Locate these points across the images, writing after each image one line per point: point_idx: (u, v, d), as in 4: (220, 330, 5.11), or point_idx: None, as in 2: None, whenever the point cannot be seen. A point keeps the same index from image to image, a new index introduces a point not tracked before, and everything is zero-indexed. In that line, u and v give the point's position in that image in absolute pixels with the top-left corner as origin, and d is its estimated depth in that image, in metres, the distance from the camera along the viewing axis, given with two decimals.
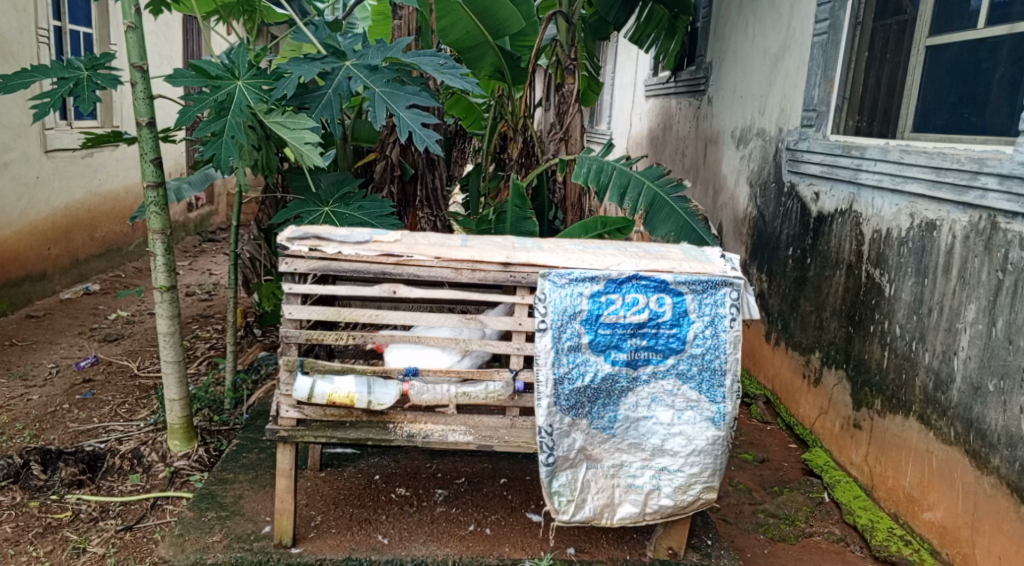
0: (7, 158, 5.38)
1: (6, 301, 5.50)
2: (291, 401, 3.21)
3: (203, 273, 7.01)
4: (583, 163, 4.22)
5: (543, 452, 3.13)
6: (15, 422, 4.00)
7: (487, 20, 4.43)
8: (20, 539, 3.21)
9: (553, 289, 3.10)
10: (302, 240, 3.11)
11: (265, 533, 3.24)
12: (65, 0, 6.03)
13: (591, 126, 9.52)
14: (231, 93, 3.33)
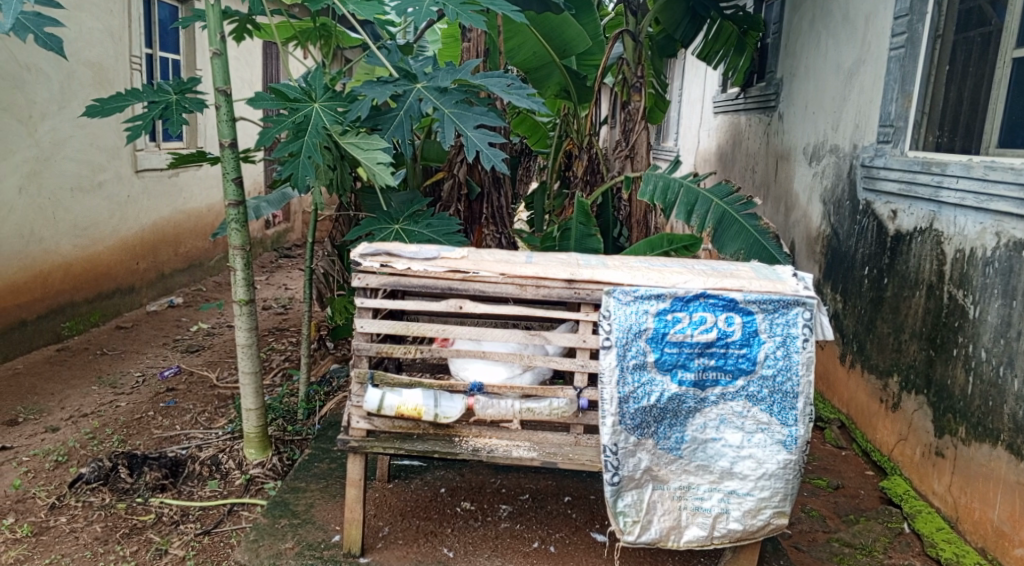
0: (102, 178, 5.72)
1: (99, 313, 5.81)
2: (362, 412, 3.29)
3: (280, 289, 7.24)
4: (649, 180, 4.23)
5: (608, 471, 3.13)
6: (103, 427, 4.23)
7: (555, 39, 4.53)
8: (108, 538, 3.39)
9: (618, 306, 3.11)
10: (373, 257, 3.21)
11: (335, 541, 3.34)
12: (156, 29, 6.38)
13: (659, 144, 9.46)
14: (308, 115, 3.47)
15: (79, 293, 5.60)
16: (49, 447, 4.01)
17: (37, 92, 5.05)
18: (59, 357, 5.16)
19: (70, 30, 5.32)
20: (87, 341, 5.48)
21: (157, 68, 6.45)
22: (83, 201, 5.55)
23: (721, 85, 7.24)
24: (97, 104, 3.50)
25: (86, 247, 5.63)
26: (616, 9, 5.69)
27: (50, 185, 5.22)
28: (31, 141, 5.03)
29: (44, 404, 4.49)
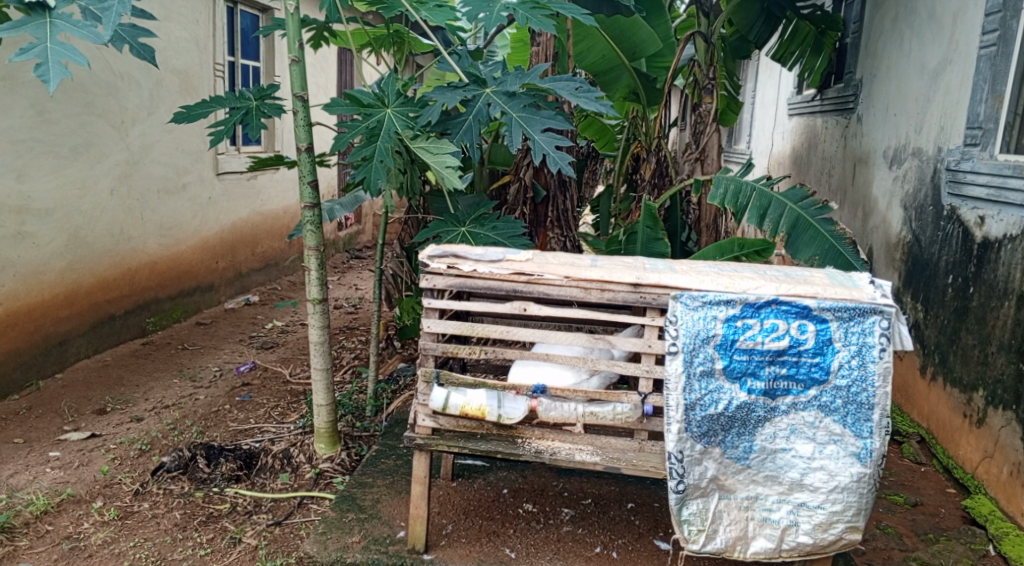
0: (186, 180, 6.00)
1: (181, 309, 6.08)
2: (427, 411, 3.36)
3: (351, 288, 7.42)
4: (719, 183, 4.16)
5: (673, 479, 3.09)
6: (184, 419, 4.43)
7: (625, 43, 4.49)
8: (186, 525, 3.55)
9: (685, 312, 3.07)
10: (441, 259, 3.26)
11: (400, 537, 3.41)
12: (238, 37, 6.64)
13: (730, 146, 9.28)
14: (381, 120, 3.57)
15: (163, 290, 5.87)
16: (134, 435, 4.22)
17: (128, 98, 5.33)
18: (144, 350, 5.42)
19: (160, 40, 5.59)
20: (170, 336, 5.73)
21: (239, 75, 6.71)
22: (169, 202, 5.84)
23: (797, 86, 7.07)
24: (183, 111, 3.67)
25: (171, 246, 5.90)
26: (687, 11, 5.61)
27: (139, 186, 5.50)
28: (123, 144, 5.32)
29: (130, 395, 4.74)
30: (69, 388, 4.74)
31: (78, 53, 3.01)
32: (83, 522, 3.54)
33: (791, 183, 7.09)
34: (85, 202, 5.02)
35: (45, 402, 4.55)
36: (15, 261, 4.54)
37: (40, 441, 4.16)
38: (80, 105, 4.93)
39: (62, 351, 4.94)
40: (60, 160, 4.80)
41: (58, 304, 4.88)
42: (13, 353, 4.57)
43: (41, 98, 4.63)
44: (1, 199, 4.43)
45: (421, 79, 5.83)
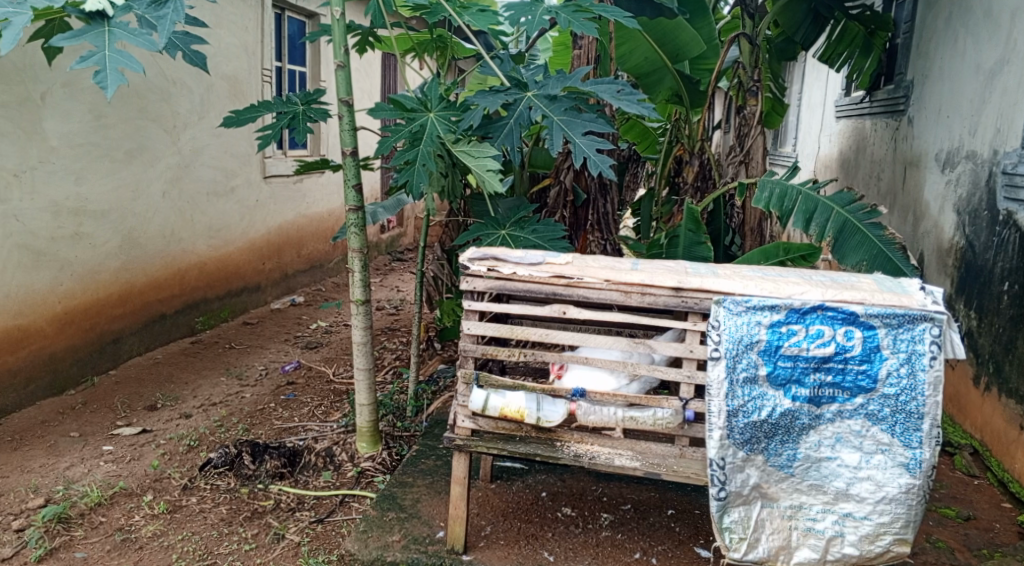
0: (235, 184, 6.16)
1: (228, 309, 6.24)
2: (467, 412, 3.37)
3: (392, 290, 7.52)
4: (765, 186, 4.12)
5: (714, 486, 3.05)
6: (230, 416, 4.54)
7: (668, 44, 4.51)
8: (232, 520, 3.64)
9: (728, 316, 3.04)
10: (481, 261, 3.29)
11: (439, 537, 3.43)
12: (285, 44, 6.81)
13: (776, 149, 9.15)
14: (424, 125, 3.61)
15: (212, 291, 6.03)
16: (183, 432, 4.34)
17: (181, 103, 5.50)
18: (193, 349, 5.57)
19: (211, 47, 5.76)
20: (219, 335, 5.88)
21: (285, 80, 6.88)
22: (218, 205, 5.99)
23: (845, 89, 6.94)
24: (233, 116, 3.78)
25: (219, 248, 6.06)
26: (731, 12, 5.55)
27: (190, 190, 5.67)
28: (174, 149, 5.48)
29: (179, 392, 4.87)
30: (122, 384, 4.90)
31: (134, 59, 3.12)
32: (134, 515, 3.65)
33: (837, 188, 6.97)
34: (138, 204, 5.19)
35: (99, 397, 4.71)
36: (72, 261, 4.72)
37: (94, 435, 4.30)
38: (135, 111, 5.11)
39: (116, 348, 5.11)
40: (115, 164, 4.98)
41: (112, 303, 5.05)
42: (70, 350, 4.75)
43: (98, 104, 4.81)
44: (60, 201, 4.61)
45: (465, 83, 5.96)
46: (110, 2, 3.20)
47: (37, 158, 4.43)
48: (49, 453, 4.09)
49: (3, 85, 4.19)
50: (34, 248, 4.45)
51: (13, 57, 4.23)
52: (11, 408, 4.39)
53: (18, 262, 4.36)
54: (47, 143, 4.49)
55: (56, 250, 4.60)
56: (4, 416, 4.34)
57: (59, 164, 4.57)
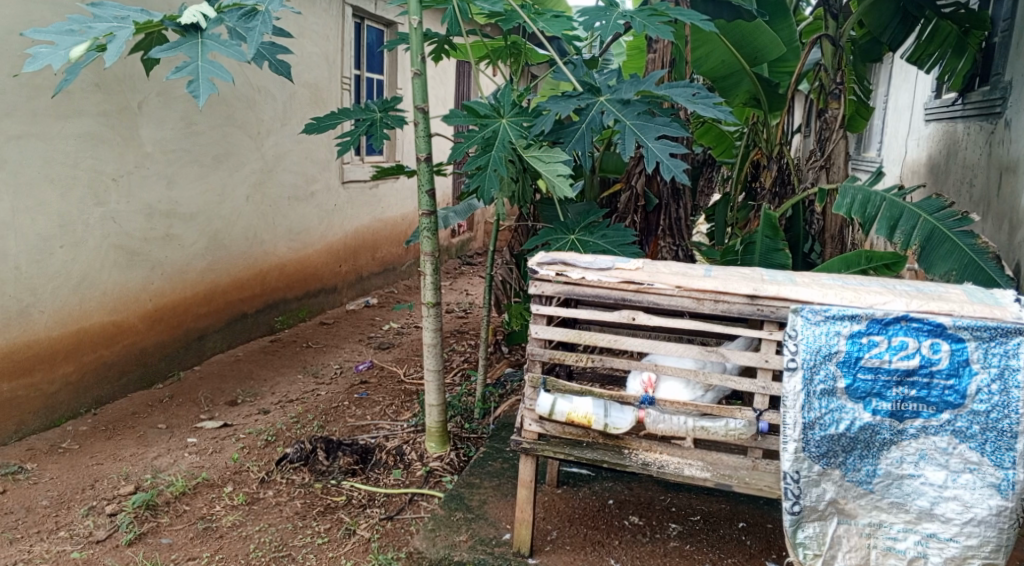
0: (313, 189, 6.39)
1: (306, 309, 6.45)
2: (534, 415, 3.36)
3: (461, 293, 7.62)
4: (846, 193, 3.99)
5: (788, 500, 2.95)
6: (306, 413, 4.68)
7: (746, 48, 4.45)
8: (306, 514, 3.75)
9: (806, 326, 2.91)
10: (550, 266, 3.26)
11: (506, 539, 3.45)
12: (364, 52, 7.03)
13: (859, 153, 8.82)
14: (496, 131, 3.59)
15: (291, 291, 6.25)
16: (262, 427, 4.51)
17: (264, 110, 5.73)
18: (272, 347, 5.77)
19: (295, 56, 6.00)
20: (296, 334, 6.07)
21: (364, 88, 7.10)
22: (298, 208, 6.22)
23: (935, 90, 6.61)
24: (313, 122, 3.91)
25: (299, 250, 6.28)
26: (813, 13, 5.42)
27: (271, 194, 5.90)
28: (259, 154, 5.72)
29: (258, 388, 5.07)
30: (206, 379, 5.13)
31: (224, 69, 3.22)
32: (215, 505, 3.81)
33: (926, 194, 6.64)
34: (224, 208, 5.43)
35: (185, 391, 4.94)
36: (162, 261, 4.96)
37: (180, 427, 4.51)
38: (223, 118, 5.35)
39: (200, 345, 5.35)
40: (204, 168, 5.22)
41: (198, 302, 5.30)
42: (159, 345, 5.00)
43: (189, 111, 5.05)
44: (153, 203, 4.86)
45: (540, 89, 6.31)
46: (203, 14, 3.31)
47: (133, 163, 4.69)
48: (139, 442, 4.32)
49: (105, 94, 4.47)
50: (128, 247, 4.71)
51: (113, 67, 4.50)
52: (105, 399, 4.66)
53: (114, 261, 4.63)
54: (142, 149, 4.74)
55: (149, 251, 4.86)
56: (99, 406, 4.61)
57: (152, 169, 4.83)
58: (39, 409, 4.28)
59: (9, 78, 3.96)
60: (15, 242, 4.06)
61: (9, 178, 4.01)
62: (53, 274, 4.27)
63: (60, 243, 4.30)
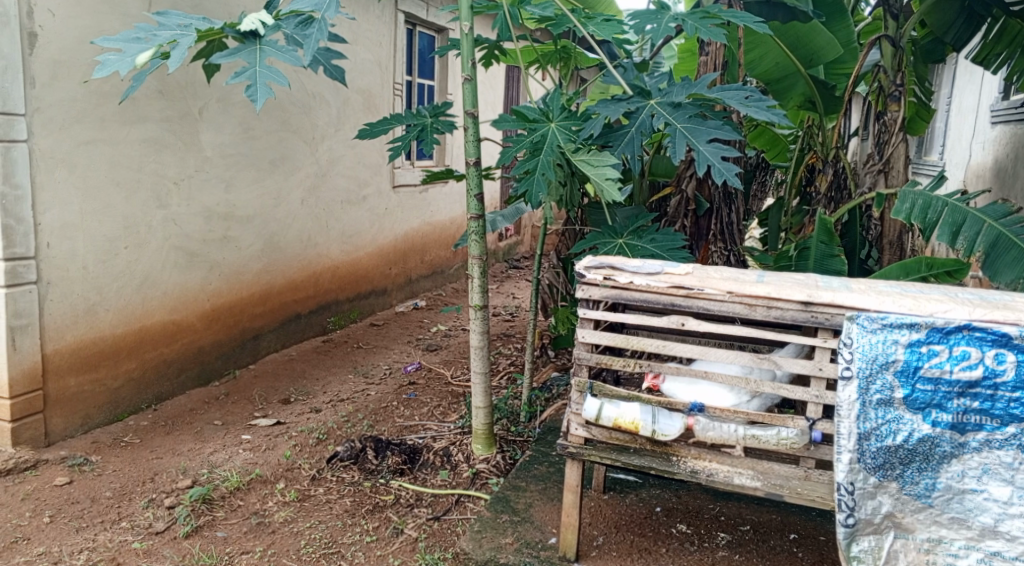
0: (366, 193, 6.51)
1: (358, 311, 6.57)
2: (581, 420, 3.29)
3: (509, 296, 7.66)
4: (906, 198, 3.87)
5: (842, 513, 2.86)
6: (356, 412, 4.76)
7: (800, 50, 4.41)
8: (355, 512, 3.81)
9: (861, 334, 2.80)
10: (597, 270, 3.18)
11: (552, 543, 3.44)
12: (415, 59, 7.16)
13: (919, 157, 8.53)
14: (545, 135, 3.60)
15: (343, 293, 6.38)
16: (313, 425, 4.59)
17: (319, 116, 5.87)
18: (325, 347, 5.89)
19: (350, 63, 6.13)
20: (348, 335, 6.18)
21: (415, 94, 7.22)
22: (350, 212, 6.34)
23: (1003, 91, 6.38)
24: (367, 128, 3.98)
25: (351, 253, 6.41)
26: (871, 14, 5.30)
27: (325, 198, 6.03)
28: (313, 159, 5.85)
29: (311, 387, 5.18)
30: (260, 378, 5.27)
31: (281, 75, 3.27)
32: (268, 500, 3.91)
33: (990, 199, 6.42)
34: (279, 211, 5.57)
35: (241, 389, 5.08)
36: (221, 262, 5.12)
37: (235, 424, 4.64)
38: (279, 124, 5.49)
39: (255, 345, 5.49)
40: (260, 172, 5.37)
41: (254, 303, 5.44)
42: (216, 345, 5.15)
43: (247, 117, 5.21)
44: (213, 207, 5.02)
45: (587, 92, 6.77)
46: (262, 22, 3.36)
47: (194, 166, 4.85)
48: (196, 438, 4.46)
49: (168, 101, 4.63)
50: (189, 249, 4.87)
51: (176, 75, 4.66)
52: (165, 395, 4.82)
53: (175, 262, 4.79)
54: (203, 154, 4.90)
55: (208, 252, 5.01)
56: (159, 402, 4.78)
57: (212, 174, 4.98)
58: (104, 403, 4.46)
59: (80, 86, 4.14)
60: (83, 243, 4.24)
61: (79, 181, 4.19)
62: (118, 275, 4.44)
63: (125, 244, 4.47)
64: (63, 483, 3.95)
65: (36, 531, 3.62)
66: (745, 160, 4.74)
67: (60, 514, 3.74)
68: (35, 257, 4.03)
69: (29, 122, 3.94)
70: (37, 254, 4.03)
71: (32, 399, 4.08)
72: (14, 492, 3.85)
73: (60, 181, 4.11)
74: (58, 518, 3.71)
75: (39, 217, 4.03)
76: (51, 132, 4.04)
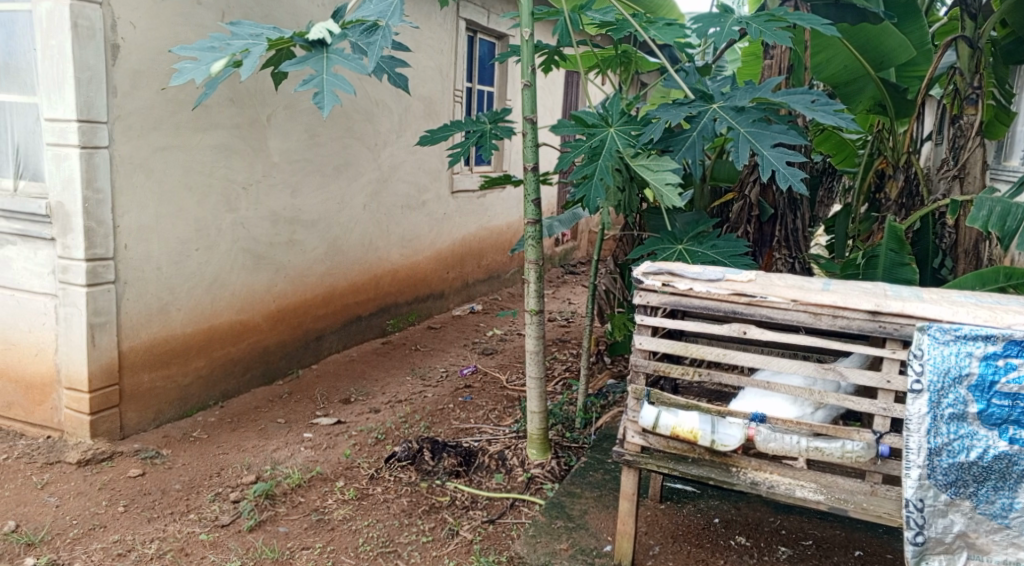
0: (426, 199, 6.60)
1: (416, 313, 6.67)
2: (637, 428, 3.23)
3: (565, 301, 7.66)
4: (981, 205, 3.72)
5: (910, 530, 2.76)
6: (413, 413, 4.82)
7: (870, 52, 4.31)
8: (412, 512, 3.86)
9: (932, 345, 2.68)
10: (656, 275, 3.11)
11: (606, 551, 3.41)
12: (476, 66, 7.24)
13: (996, 162, 8.16)
14: (604, 140, 3.55)
15: (403, 296, 6.48)
16: (372, 425, 4.67)
17: (382, 123, 5.97)
18: (384, 348, 6.00)
19: (412, 71, 6.22)
20: (406, 338, 6.27)
21: (474, 100, 7.30)
22: (410, 217, 6.43)
23: None
24: (427, 134, 4.02)
25: (411, 256, 6.50)
26: (946, 14, 5.11)
27: (387, 203, 6.13)
28: (375, 165, 5.95)
29: (370, 388, 5.27)
30: (322, 378, 5.39)
31: (346, 82, 3.32)
32: (328, 498, 3.99)
33: None
34: (343, 216, 5.69)
35: (303, 388, 5.21)
36: (287, 265, 5.26)
37: (298, 422, 4.75)
38: (344, 130, 5.61)
39: (319, 345, 5.62)
40: (325, 178, 5.49)
41: (318, 304, 5.57)
42: (281, 344, 5.29)
43: (313, 124, 5.34)
44: (279, 211, 5.16)
45: (647, 97, 6.63)
46: (329, 31, 3.40)
47: (262, 172, 5.00)
48: (260, 435, 4.58)
49: (238, 108, 4.78)
50: (256, 252, 5.02)
51: (246, 83, 4.81)
52: (232, 393, 4.97)
53: (243, 264, 4.94)
54: (270, 159, 5.05)
55: (275, 254, 5.16)
56: (225, 400, 4.94)
57: (279, 179, 5.13)
58: (174, 399, 4.63)
59: (157, 93, 4.31)
60: (157, 244, 4.41)
61: (155, 185, 4.36)
62: (189, 276, 4.61)
63: (197, 246, 4.63)
64: (136, 474, 4.12)
65: (112, 520, 3.78)
66: (811, 166, 4.64)
67: (133, 505, 3.90)
68: (114, 257, 4.21)
69: (110, 128, 4.12)
70: (116, 255, 4.21)
71: (108, 393, 4.28)
72: (92, 482, 4.03)
73: (138, 185, 4.28)
74: (132, 508, 3.87)
75: (118, 220, 4.21)
76: (130, 138, 4.21)
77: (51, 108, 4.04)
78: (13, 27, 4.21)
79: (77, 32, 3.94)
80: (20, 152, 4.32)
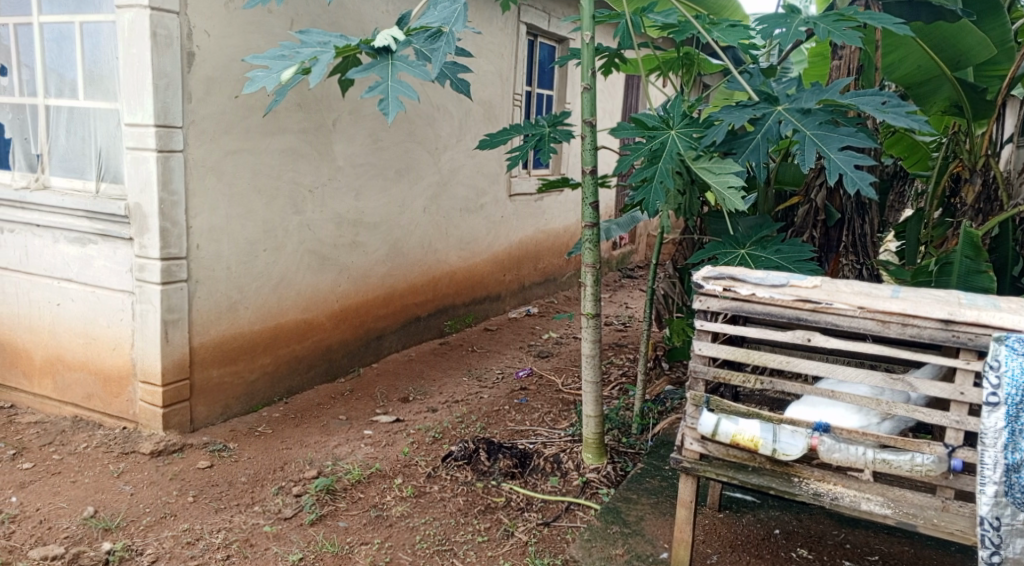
0: (484, 201, 6.64)
1: (474, 315, 6.70)
2: (696, 435, 3.15)
3: (621, 305, 7.60)
4: None
5: (985, 548, 2.65)
6: (470, 413, 4.84)
7: (946, 51, 4.16)
8: (468, 511, 3.87)
9: (1011, 357, 2.55)
10: (716, 280, 3.04)
11: (663, 558, 3.36)
12: (536, 69, 7.26)
13: None
14: (664, 143, 3.51)
15: (461, 296, 6.52)
16: (429, 424, 4.71)
17: (443, 127, 6.02)
18: (442, 349, 6.05)
19: (474, 74, 6.27)
20: (463, 338, 6.31)
21: (534, 104, 7.33)
22: (468, 220, 6.47)
23: None
24: (487, 139, 4.02)
25: (469, 258, 6.55)
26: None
27: (446, 207, 6.17)
28: (436, 169, 5.99)
29: (428, 387, 5.31)
30: (382, 377, 5.45)
31: (410, 88, 3.34)
32: (386, 495, 4.03)
33: None
34: (404, 218, 5.75)
35: (364, 386, 5.29)
36: (350, 266, 5.34)
37: (359, 419, 4.83)
38: (407, 134, 5.67)
39: (379, 344, 5.69)
40: (387, 182, 5.56)
41: (378, 304, 5.65)
42: (342, 343, 5.37)
43: (377, 128, 5.41)
44: (343, 213, 5.23)
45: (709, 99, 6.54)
46: (394, 39, 3.43)
47: (328, 175, 5.08)
48: (322, 431, 4.66)
49: (305, 113, 4.88)
50: (321, 253, 5.11)
51: (314, 89, 4.90)
52: (295, 389, 5.08)
53: (308, 264, 5.04)
54: (335, 164, 5.13)
55: (338, 255, 5.23)
56: (290, 396, 5.04)
57: (344, 182, 5.21)
58: (241, 394, 4.74)
59: (229, 100, 4.42)
60: (227, 244, 4.53)
61: (226, 188, 4.47)
62: (257, 275, 4.72)
63: (265, 247, 4.74)
64: (205, 466, 4.23)
65: (182, 509, 3.89)
66: (880, 170, 4.51)
67: (202, 495, 4.01)
68: (187, 257, 4.33)
69: (185, 133, 4.24)
70: (188, 254, 4.34)
71: (180, 387, 4.40)
72: (164, 472, 4.16)
73: (210, 188, 4.39)
74: (201, 498, 3.98)
75: (191, 221, 4.33)
76: (203, 143, 4.33)
77: (131, 113, 4.18)
78: (99, 36, 4.37)
79: (156, 41, 4.06)
80: (102, 155, 4.48)
